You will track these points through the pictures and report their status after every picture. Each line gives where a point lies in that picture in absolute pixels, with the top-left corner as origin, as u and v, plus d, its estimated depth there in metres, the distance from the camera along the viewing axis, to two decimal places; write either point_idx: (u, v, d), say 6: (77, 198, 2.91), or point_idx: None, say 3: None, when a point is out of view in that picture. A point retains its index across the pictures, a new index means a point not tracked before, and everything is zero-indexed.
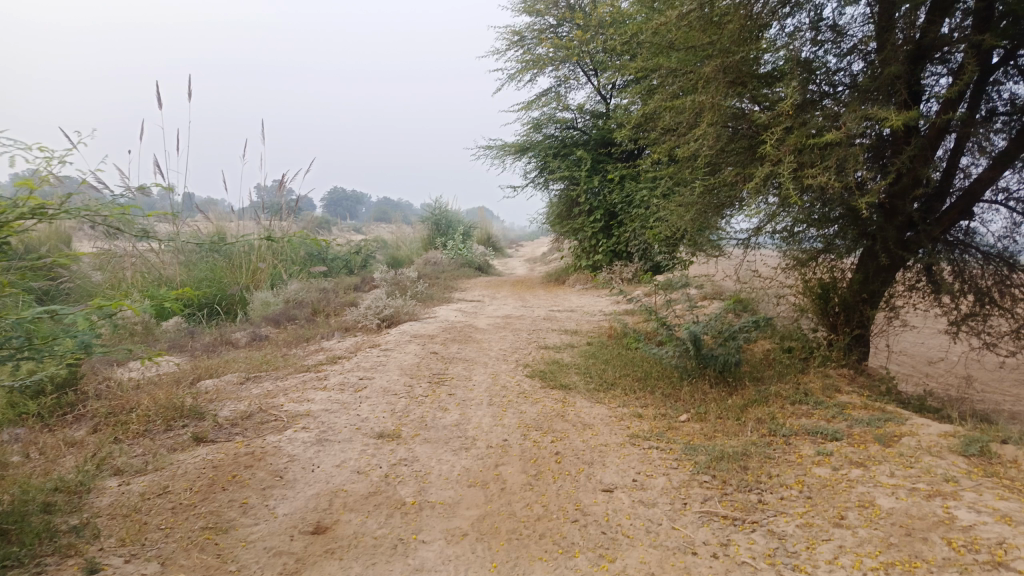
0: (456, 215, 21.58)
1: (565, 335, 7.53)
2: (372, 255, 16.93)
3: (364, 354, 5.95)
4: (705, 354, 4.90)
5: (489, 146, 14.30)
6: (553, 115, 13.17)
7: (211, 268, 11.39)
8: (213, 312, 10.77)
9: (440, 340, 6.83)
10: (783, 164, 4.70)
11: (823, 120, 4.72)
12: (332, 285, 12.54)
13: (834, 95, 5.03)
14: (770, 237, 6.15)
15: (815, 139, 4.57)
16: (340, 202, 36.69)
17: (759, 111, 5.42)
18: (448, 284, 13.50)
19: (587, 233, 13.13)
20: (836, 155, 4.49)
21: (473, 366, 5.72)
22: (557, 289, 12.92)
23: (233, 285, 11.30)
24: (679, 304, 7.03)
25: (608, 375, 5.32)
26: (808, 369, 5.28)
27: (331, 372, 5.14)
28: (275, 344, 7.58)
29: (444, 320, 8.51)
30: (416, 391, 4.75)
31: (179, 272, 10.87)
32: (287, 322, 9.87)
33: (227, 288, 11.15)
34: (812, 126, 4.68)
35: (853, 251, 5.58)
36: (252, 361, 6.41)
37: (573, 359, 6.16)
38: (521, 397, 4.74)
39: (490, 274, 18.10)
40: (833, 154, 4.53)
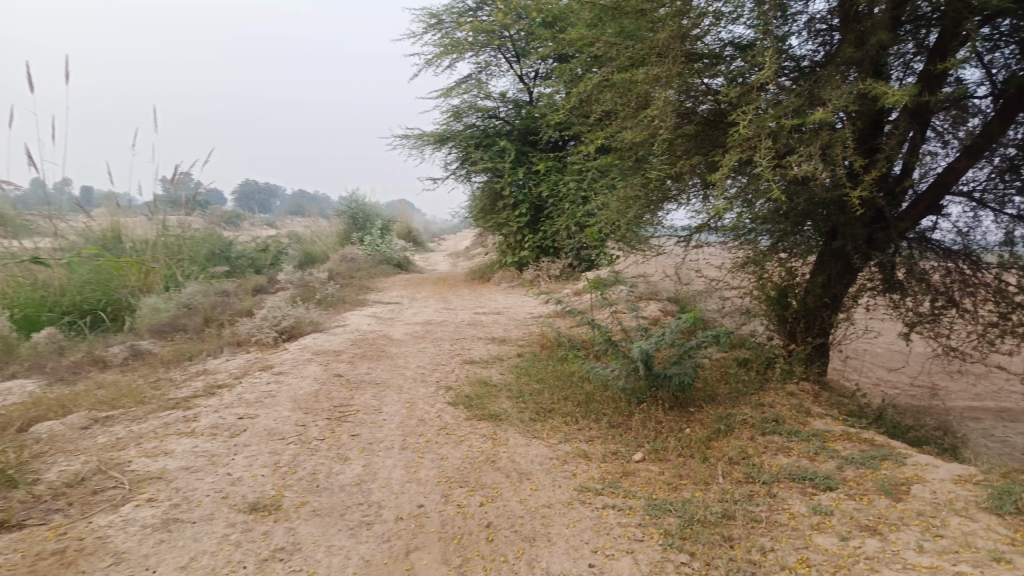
0: (374, 208, 20.36)
1: (492, 345, 6.71)
2: (283, 251, 15.65)
3: (252, 381, 4.95)
4: (657, 374, 4.16)
5: (406, 136, 13.30)
6: (474, 104, 12.28)
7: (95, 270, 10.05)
8: (96, 321, 9.44)
9: (347, 357, 5.88)
10: (760, 149, 4.00)
11: (801, 100, 4.06)
12: (234, 287, 11.31)
13: (797, 75, 4.44)
14: (717, 233, 5.52)
15: (796, 120, 3.90)
16: (252, 196, 34.65)
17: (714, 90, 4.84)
18: (364, 284, 12.45)
19: (512, 228, 12.33)
20: (817, 140, 3.87)
21: (384, 392, 4.82)
22: (482, 287, 12.09)
23: (121, 288, 9.96)
24: (618, 307, 6.30)
25: (544, 400, 4.52)
26: (770, 385, 4.65)
27: (205, 411, 4.15)
28: (153, 363, 6.44)
29: (356, 329, 7.54)
30: (310, 433, 3.84)
31: (57, 275, 9.45)
32: (177, 332, 8.66)
33: (114, 291, 9.79)
34: (791, 105, 4.01)
35: (813, 250, 5.01)
36: (118, 390, 5.31)
37: (502, 376, 5.36)
38: (441, 435, 3.89)
39: (411, 271, 17.05)
40: (815, 140, 3.90)
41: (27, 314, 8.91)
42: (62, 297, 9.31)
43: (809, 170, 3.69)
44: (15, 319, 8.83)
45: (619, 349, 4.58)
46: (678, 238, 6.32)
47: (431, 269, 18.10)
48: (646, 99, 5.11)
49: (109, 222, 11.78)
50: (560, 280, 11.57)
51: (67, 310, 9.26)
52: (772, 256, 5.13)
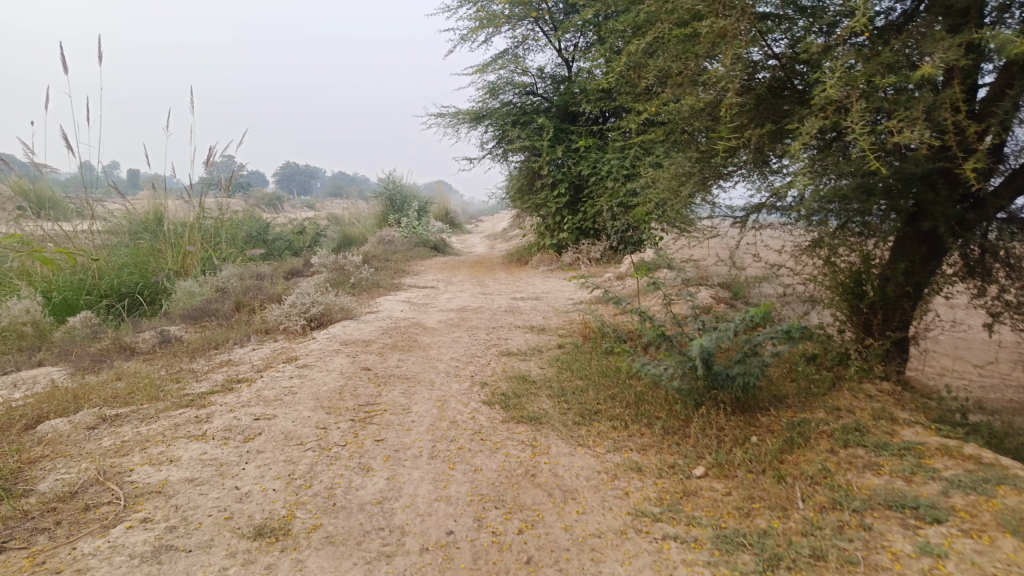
0: (411, 190, 20.01)
1: (531, 334, 6.29)
2: (319, 233, 15.45)
3: (274, 375, 4.60)
4: (717, 372, 3.69)
5: (441, 115, 12.86)
6: (511, 79, 11.77)
7: (132, 253, 9.90)
8: (133, 305, 9.29)
9: (376, 348, 5.51)
10: (852, 114, 3.47)
11: (899, 55, 3.52)
12: (269, 270, 11.10)
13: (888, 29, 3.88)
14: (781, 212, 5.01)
15: (895, 79, 3.36)
16: (292, 179, 34.71)
17: (785, 50, 4.38)
18: (400, 268, 12.13)
19: (550, 209, 11.84)
20: (921, 103, 3.34)
21: (414, 388, 4.43)
22: (520, 270, 11.68)
23: (158, 272, 9.78)
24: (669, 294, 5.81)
25: (589, 400, 4.09)
26: (844, 386, 4.15)
27: (219, 410, 3.80)
28: (177, 353, 6.15)
29: (388, 316, 7.17)
30: (330, 437, 3.47)
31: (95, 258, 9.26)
32: (208, 318, 8.41)
33: (150, 275, 9.62)
34: (888, 61, 3.48)
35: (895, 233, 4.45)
36: (136, 383, 5.01)
37: (542, 371, 4.93)
38: (475, 441, 3.49)
39: (449, 253, 16.70)
40: (917, 101, 3.37)
41: (65, 297, 8.61)
42: (100, 280, 9.08)
43: (913, 136, 3.15)
44: (52, 301, 8.53)
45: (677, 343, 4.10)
46: (731, 219, 5.81)
47: (468, 251, 17.76)
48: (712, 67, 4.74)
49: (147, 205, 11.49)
50: (601, 263, 11.09)
51: (106, 293, 9.06)
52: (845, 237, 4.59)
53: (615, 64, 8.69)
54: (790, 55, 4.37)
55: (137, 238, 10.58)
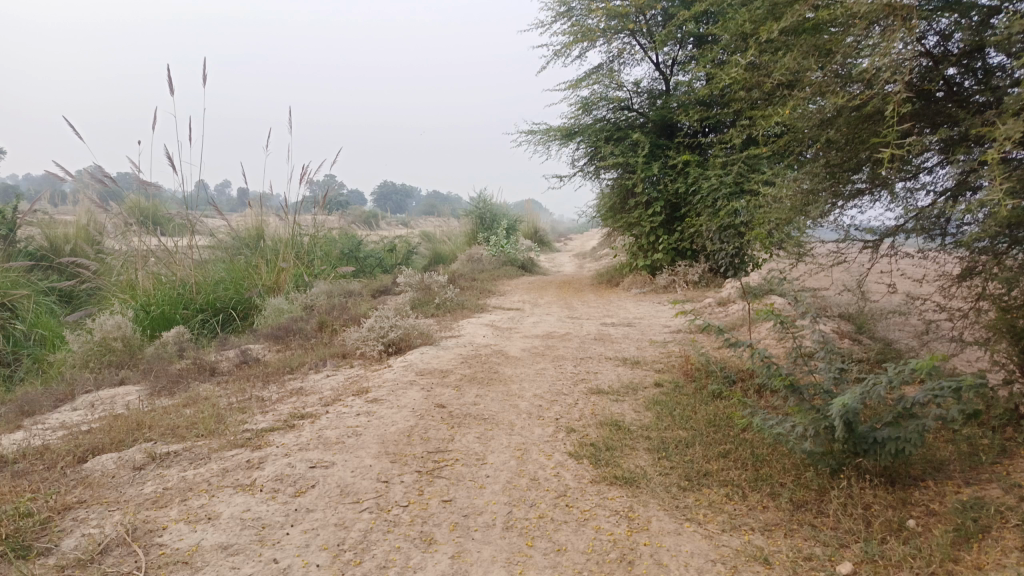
0: (501, 208, 19.66)
1: (624, 368, 5.68)
2: (410, 251, 15.29)
3: (340, 410, 4.18)
4: (861, 436, 3.03)
5: (531, 131, 12.41)
6: (606, 94, 11.16)
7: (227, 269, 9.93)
8: (228, 321, 9.22)
9: (453, 380, 5.02)
10: None
11: None
12: (357, 288, 10.94)
13: None
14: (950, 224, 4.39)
15: None
16: (388, 198, 35.25)
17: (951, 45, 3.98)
18: (486, 288, 11.71)
19: (644, 229, 11.17)
20: None
21: (490, 432, 3.90)
22: (610, 293, 11.05)
23: (251, 288, 9.73)
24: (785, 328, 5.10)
25: (695, 459, 3.48)
26: (1019, 453, 3.34)
27: (274, 454, 3.40)
28: (252, 377, 5.86)
29: (470, 343, 6.70)
30: (390, 495, 3.00)
31: (193, 273, 9.40)
32: (290, 336, 8.19)
33: (244, 291, 9.59)
34: None
35: None
36: (202, 412, 4.70)
37: (638, 415, 4.31)
38: (559, 508, 2.95)
39: (538, 273, 16.19)
40: None
41: (163, 310, 8.59)
42: (197, 294, 9.11)
43: None
44: (151, 315, 8.51)
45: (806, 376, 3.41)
46: (856, 244, 5.15)
47: (556, 270, 17.24)
48: (848, 75, 4.34)
49: (252, 222, 11.72)
50: (699, 287, 10.34)
51: (202, 308, 9.04)
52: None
53: (728, 72, 8.00)
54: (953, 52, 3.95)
55: (238, 254, 10.78)
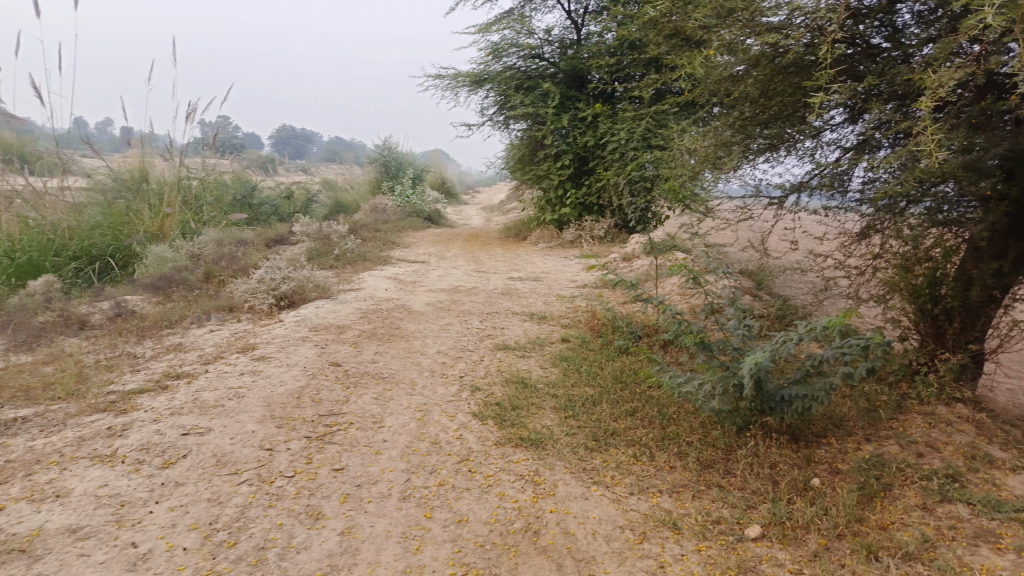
0: (407, 158, 19.04)
1: (531, 324, 5.52)
2: (311, 199, 14.56)
3: (222, 369, 3.81)
4: (768, 394, 2.97)
5: (439, 76, 11.90)
6: (517, 41, 10.77)
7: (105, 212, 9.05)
8: (105, 270, 8.43)
9: (350, 336, 4.71)
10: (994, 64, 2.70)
11: None
12: (251, 236, 10.27)
13: None
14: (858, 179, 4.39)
15: None
16: (288, 143, 33.58)
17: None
18: (390, 239, 11.29)
19: (552, 182, 11.02)
20: None
21: (389, 393, 3.65)
22: (517, 247, 10.90)
23: (133, 233, 8.89)
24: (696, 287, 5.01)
25: (602, 418, 3.35)
26: (913, 409, 3.40)
27: (140, 420, 3.02)
28: (125, 332, 5.31)
29: (369, 296, 6.36)
30: (273, 465, 2.71)
31: (66, 217, 8.38)
32: (173, 287, 7.54)
33: (124, 237, 8.74)
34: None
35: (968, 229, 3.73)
36: (61, 370, 4.18)
37: (544, 372, 4.17)
38: (461, 474, 2.75)
39: (444, 225, 15.83)
40: None
41: (31, 257, 7.74)
42: (69, 240, 8.24)
43: None
44: (17, 262, 7.63)
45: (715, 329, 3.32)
46: (764, 201, 5.14)
47: (462, 223, 16.94)
48: (765, 26, 4.24)
49: (134, 163, 10.40)
50: (604, 242, 10.36)
51: (75, 255, 8.20)
52: (927, 231, 3.81)
53: (644, 23, 7.85)
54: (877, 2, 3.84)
55: (117, 198, 9.63)
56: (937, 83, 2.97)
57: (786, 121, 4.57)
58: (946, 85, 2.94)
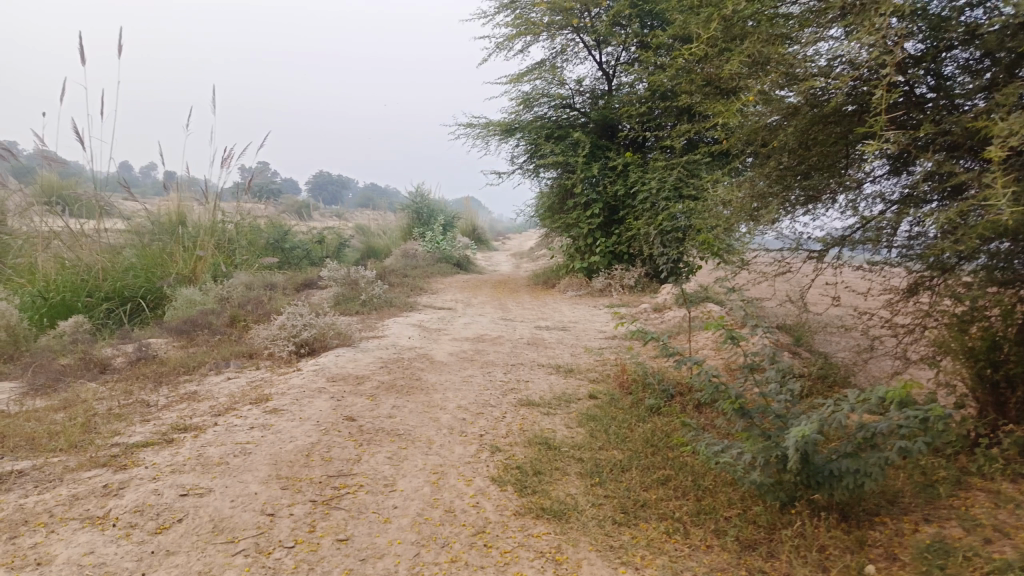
0: (438, 204, 19.13)
1: (557, 377, 5.29)
2: (342, 244, 14.59)
3: (232, 422, 3.65)
4: (815, 468, 2.70)
5: (470, 124, 11.95)
6: (547, 91, 10.77)
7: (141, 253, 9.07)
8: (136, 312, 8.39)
9: (369, 388, 4.53)
10: None
11: None
12: (280, 280, 10.25)
13: None
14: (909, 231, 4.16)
15: None
16: (324, 189, 34.15)
17: (922, 46, 3.63)
18: (418, 285, 11.19)
19: (582, 230, 10.88)
20: None
21: (405, 452, 3.44)
22: (546, 295, 10.72)
23: (165, 276, 8.90)
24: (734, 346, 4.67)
25: (631, 487, 3.10)
26: (974, 485, 3.09)
27: (139, 478, 2.85)
28: (142, 377, 5.20)
29: (392, 345, 6.20)
30: (273, 533, 2.51)
31: (100, 259, 8.43)
32: (198, 331, 7.46)
33: (156, 279, 8.72)
34: None
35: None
36: (71, 419, 4.05)
37: (569, 432, 3.93)
38: (475, 549, 2.53)
39: (474, 272, 15.75)
40: None
41: (64, 297, 7.75)
42: (103, 281, 8.22)
43: None
44: (50, 302, 7.68)
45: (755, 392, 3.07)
46: (803, 253, 4.92)
47: (492, 270, 16.84)
48: (805, 74, 4.07)
49: (173, 206, 10.49)
50: (635, 292, 10.14)
51: (108, 296, 8.17)
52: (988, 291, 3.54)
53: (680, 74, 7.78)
54: (930, 51, 3.62)
55: (154, 239, 9.67)
56: (1000, 129, 2.74)
57: (826, 171, 4.38)
58: (1012, 132, 2.71)
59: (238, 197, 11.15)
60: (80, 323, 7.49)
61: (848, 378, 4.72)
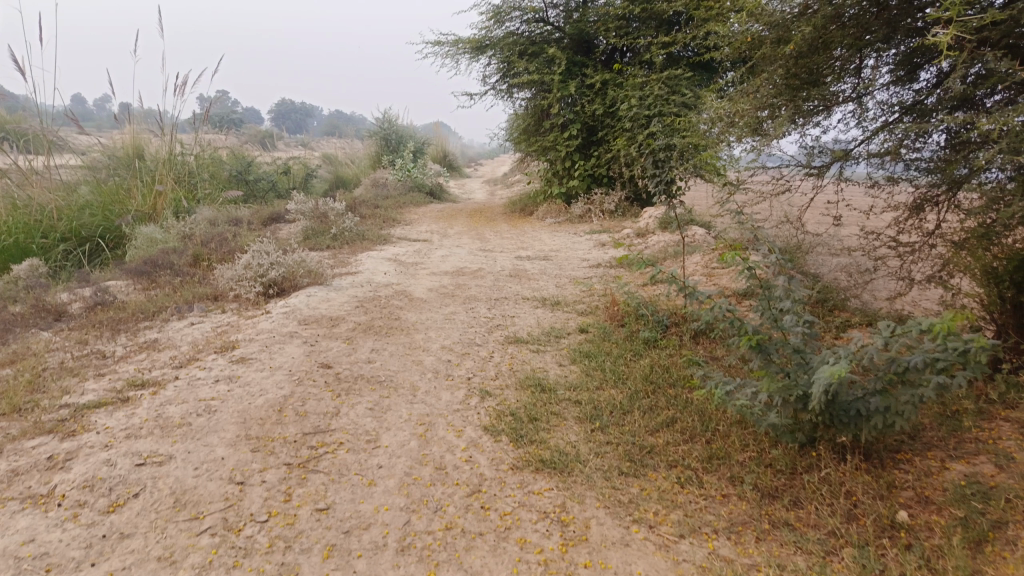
0: (407, 130, 18.41)
1: (544, 311, 5.01)
2: (311, 175, 13.98)
3: (194, 376, 3.32)
4: (841, 408, 2.46)
5: (439, 43, 11.25)
6: (518, 4, 10.05)
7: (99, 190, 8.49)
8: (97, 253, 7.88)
9: (343, 331, 4.21)
10: None
11: None
12: (247, 214, 9.75)
13: None
14: (927, 145, 3.82)
15: None
16: (287, 118, 32.85)
17: None
18: (391, 216, 10.74)
19: (559, 153, 10.42)
20: None
21: (387, 402, 3.15)
22: (524, 222, 10.36)
23: (123, 214, 8.29)
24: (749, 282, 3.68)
25: (636, 432, 2.86)
26: (999, 415, 2.86)
27: (88, 448, 2.53)
28: (99, 325, 4.81)
29: (367, 282, 5.85)
30: (244, 505, 2.23)
31: (54, 198, 7.86)
32: (159, 272, 7.01)
33: (114, 217, 8.16)
34: None
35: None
36: (19, 374, 3.68)
37: (562, 371, 3.66)
38: (472, 513, 2.28)
39: (448, 200, 15.28)
40: None
41: (18, 240, 7.19)
42: (58, 221, 7.67)
43: None
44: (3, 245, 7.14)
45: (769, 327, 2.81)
46: (802, 172, 4.58)
47: (466, 198, 16.36)
48: None
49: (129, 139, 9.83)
50: (615, 217, 9.82)
51: (64, 236, 7.65)
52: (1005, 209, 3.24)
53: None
54: None
55: (111, 176, 9.08)
56: None
57: (836, 78, 4.05)
58: None
59: (195, 127, 10.47)
60: (36, 267, 6.98)
61: (850, 302, 4.50)
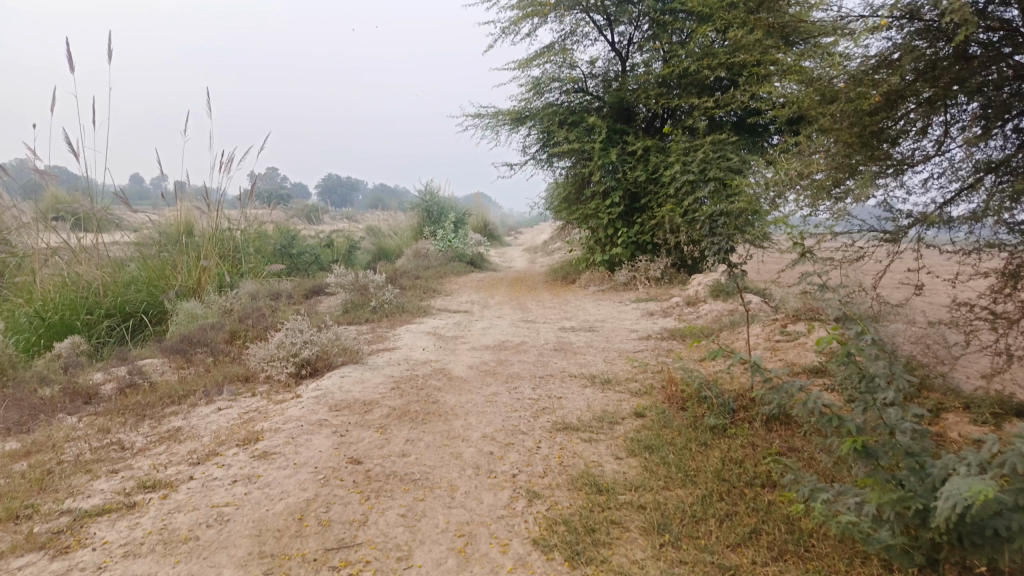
0: (448, 201, 18.45)
1: (594, 391, 4.60)
2: (353, 247, 13.96)
3: (210, 476, 2.99)
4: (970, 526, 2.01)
5: (479, 116, 11.27)
6: (558, 74, 10.00)
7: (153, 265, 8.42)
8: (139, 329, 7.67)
9: (376, 418, 3.86)
10: None
11: None
12: (288, 288, 9.65)
13: None
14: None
15: None
16: (333, 192, 33.56)
17: None
18: (431, 287, 10.52)
19: (602, 221, 10.15)
20: None
21: (423, 506, 2.77)
22: (567, 291, 10.03)
23: (167, 289, 8.13)
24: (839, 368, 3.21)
25: (713, 548, 2.41)
26: None
27: (77, 571, 2.20)
28: (124, 411, 4.54)
29: (405, 359, 5.53)
30: None
31: (101, 274, 7.75)
32: (196, 348, 6.80)
33: (159, 293, 8.02)
34: None
35: None
36: (29, 469, 3.40)
37: (618, 466, 3.24)
38: None
39: (489, 269, 15.08)
40: None
41: (63, 316, 7.07)
42: (103, 297, 7.52)
43: None
44: (47, 322, 7.02)
45: (869, 422, 2.38)
46: (876, 238, 4.13)
47: (507, 267, 16.16)
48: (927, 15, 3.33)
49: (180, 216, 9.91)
50: (662, 284, 9.43)
51: (108, 312, 7.47)
52: None
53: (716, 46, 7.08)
54: None
55: (161, 251, 9.04)
56: None
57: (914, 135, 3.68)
58: None
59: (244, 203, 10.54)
60: (77, 344, 6.84)
61: (939, 380, 4.01)
